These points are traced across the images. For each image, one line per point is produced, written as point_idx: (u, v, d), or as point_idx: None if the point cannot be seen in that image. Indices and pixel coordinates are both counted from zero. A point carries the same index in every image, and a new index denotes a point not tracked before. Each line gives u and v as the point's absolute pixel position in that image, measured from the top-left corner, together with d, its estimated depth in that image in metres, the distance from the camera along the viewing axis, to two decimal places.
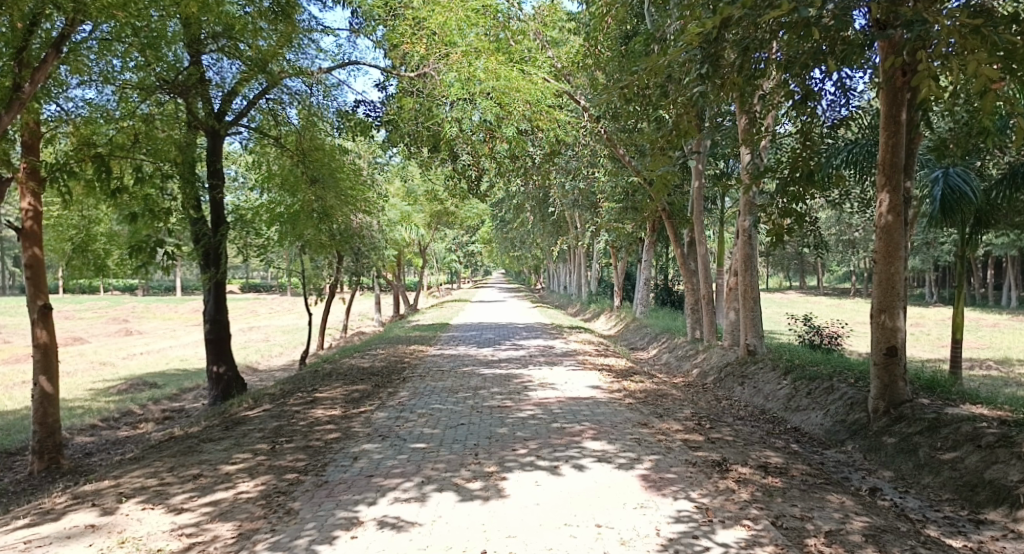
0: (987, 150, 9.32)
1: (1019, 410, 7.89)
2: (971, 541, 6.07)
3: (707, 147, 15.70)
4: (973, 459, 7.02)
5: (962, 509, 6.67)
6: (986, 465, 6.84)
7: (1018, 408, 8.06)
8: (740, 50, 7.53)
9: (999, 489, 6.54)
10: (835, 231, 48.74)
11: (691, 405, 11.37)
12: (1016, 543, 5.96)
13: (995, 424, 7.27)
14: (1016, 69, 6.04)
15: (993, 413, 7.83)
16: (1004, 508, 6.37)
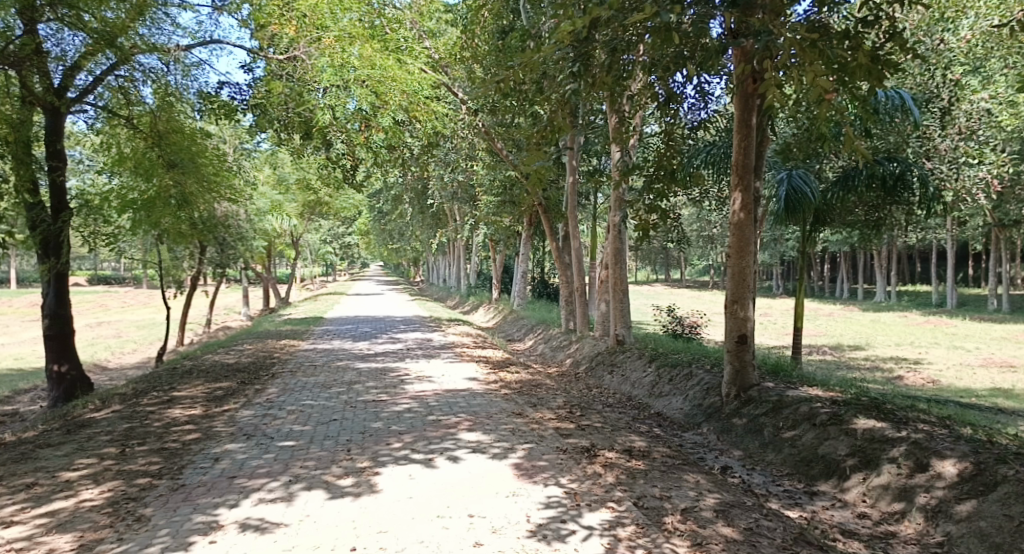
0: (825, 154, 10.14)
1: (848, 391, 8.71)
2: (806, 511, 6.63)
3: (580, 144, 16.17)
4: (808, 436, 7.67)
5: (799, 483, 7.27)
6: (820, 441, 7.49)
7: (848, 390, 8.88)
8: (609, 50, 7.85)
9: (830, 462, 7.20)
10: (697, 227, 51.63)
11: (564, 394, 11.69)
12: (842, 511, 6.58)
13: (828, 404, 7.97)
14: (848, 82, 6.67)
15: (826, 394, 8.58)
16: (834, 479, 7.02)
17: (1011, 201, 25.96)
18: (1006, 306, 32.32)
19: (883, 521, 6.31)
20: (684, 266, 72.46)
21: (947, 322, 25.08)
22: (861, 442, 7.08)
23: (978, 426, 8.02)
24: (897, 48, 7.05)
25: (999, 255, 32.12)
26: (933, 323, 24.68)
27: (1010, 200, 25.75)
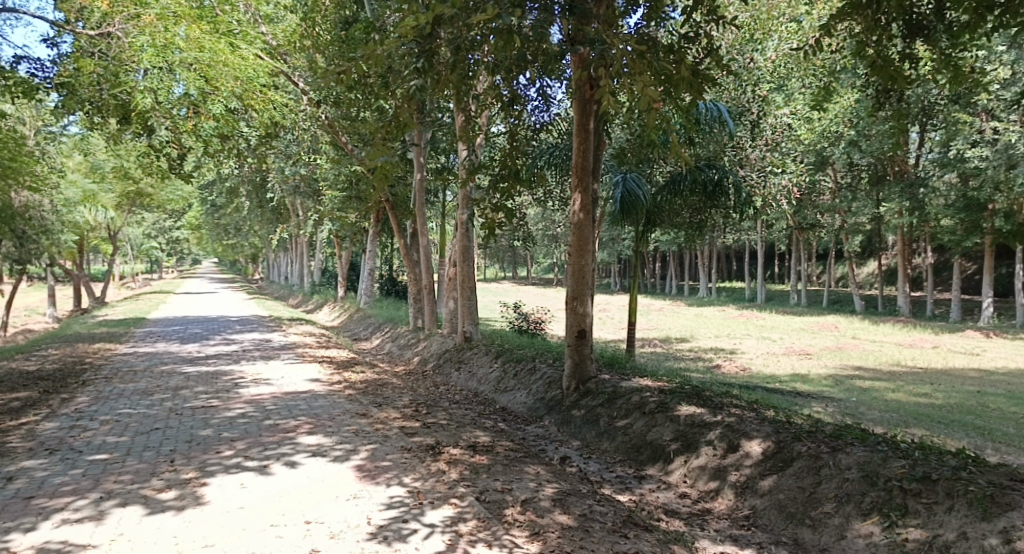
0: (655, 160, 10.81)
1: (674, 381, 9.37)
2: (635, 494, 7.06)
3: (427, 141, 16.16)
4: (638, 424, 8.16)
5: (629, 468, 7.72)
6: (648, 428, 8.00)
7: (673, 380, 9.54)
8: (453, 48, 7.81)
9: (657, 448, 7.70)
10: (542, 227, 53.17)
11: (409, 392, 11.64)
12: (667, 493, 7.06)
13: (656, 393, 8.53)
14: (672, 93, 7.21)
15: (655, 384, 9.17)
16: (660, 463, 7.53)
17: (813, 206, 28.90)
18: (808, 300, 35.98)
19: (701, 499, 6.87)
20: (531, 264, 74.37)
21: (761, 315, 27.53)
22: (684, 427, 7.65)
23: (782, 409, 8.90)
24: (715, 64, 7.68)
25: (804, 254, 35.70)
26: (748, 317, 26.98)
27: (812, 205, 28.68)
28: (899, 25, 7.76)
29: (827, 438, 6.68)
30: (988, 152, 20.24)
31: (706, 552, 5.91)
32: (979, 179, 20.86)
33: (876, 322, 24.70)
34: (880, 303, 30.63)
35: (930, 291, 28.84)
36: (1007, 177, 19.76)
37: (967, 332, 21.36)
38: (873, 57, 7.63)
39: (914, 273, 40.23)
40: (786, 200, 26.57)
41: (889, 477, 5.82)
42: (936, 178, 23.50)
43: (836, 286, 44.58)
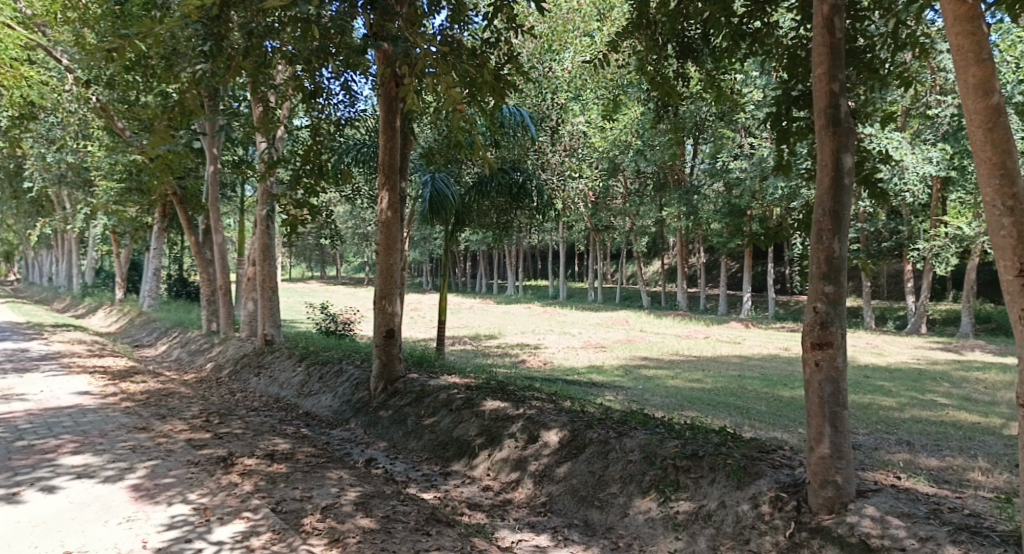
0: (462, 160, 11.11)
1: (480, 378, 9.75)
2: (440, 491, 7.24)
3: (221, 132, 15.31)
4: (445, 421, 8.40)
5: (436, 466, 7.92)
6: (455, 425, 8.26)
7: (480, 377, 9.94)
8: (246, 33, 7.48)
9: (462, 444, 7.98)
10: (351, 225, 52.15)
11: (200, 401, 10.96)
12: (471, 487, 7.33)
13: (463, 390, 8.84)
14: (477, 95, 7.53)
15: (462, 381, 9.49)
16: (465, 459, 7.81)
17: (605, 209, 30.81)
18: (603, 297, 38.37)
19: (502, 490, 7.20)
20: (341, 263, 72.66)
21: (559, 312, 28.94)
22: (488, 422, 7.98)
23: (577, 399, 9.51)
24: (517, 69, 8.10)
25: (598, 254, 37.96)
26: (552, 313, 28.21)
27: (604, 208, 30.58)
28: (673, 46, 8.63)
29: (614, 424, 7.26)
30: (748, 164, 22.75)
31: (505, 541, 6.21)
32: (740, 188, 23.37)
33: (659, 316, 26.89)
34: (663, 298, 33.32)
35: (704, 287, 31.89)
36: (761, 187, 22.37)
37: (733, 323, 23.89)
38: (652, 74, 8.46)
39: (691, 271, 44.28)
40: (580, 203, 28.10)
41: (665, 456, 6.45)
42: (708, 187, 26.00)
43: (627, 282, 48.09)
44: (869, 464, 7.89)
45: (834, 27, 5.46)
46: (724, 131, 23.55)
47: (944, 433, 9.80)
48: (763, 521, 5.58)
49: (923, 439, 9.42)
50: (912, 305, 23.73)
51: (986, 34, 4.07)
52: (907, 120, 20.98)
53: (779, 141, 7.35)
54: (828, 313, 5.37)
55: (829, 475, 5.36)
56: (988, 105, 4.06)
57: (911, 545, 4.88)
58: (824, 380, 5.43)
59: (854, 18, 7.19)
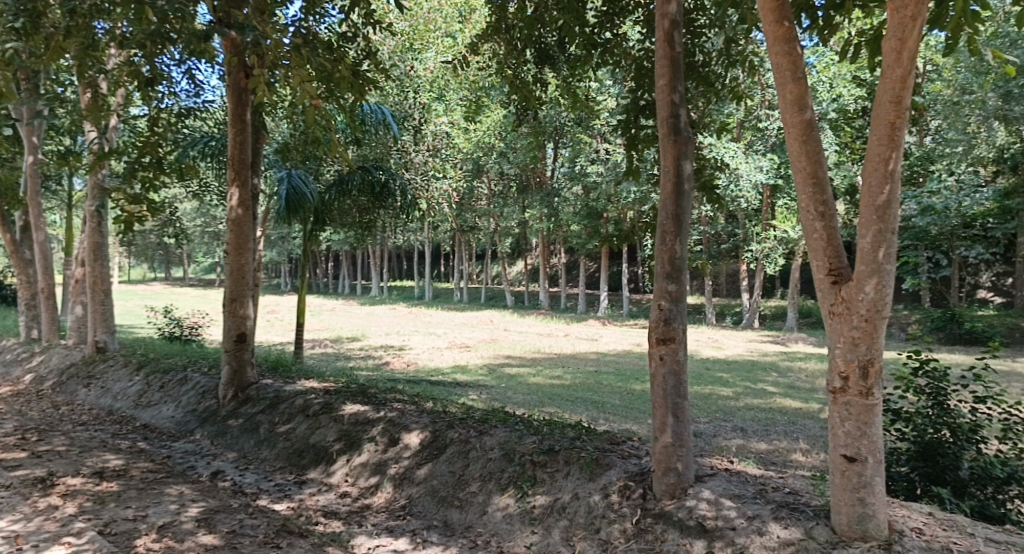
0: (321, 157, 10.83)
1: (340, 381, 9.58)
2: (294, 501, 7.03)
3: (46, 118, 13.91)
4: (301, 428, 8.17)
5: (290, 474, 7.68)
6: (311, 431, 8.05)
7: (340, 380, 9.76)
8: (67, 12, 6.96)
9: (319, 450, 7.80)
10: (200, 223, 49.12)
11: (16, 417, 9.88)
12: (327, 494, 7.18)
13: (321, 395, 8.65)
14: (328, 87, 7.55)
15: (320, 386, 9.28)
16: (322, 465, 7.64)
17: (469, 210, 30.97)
18: (469, 297, 38.58)
19: (361, 496, 7.10)
20: (184, 263, 68.13)
21: (422, 312, 28.83)
22: (347, 427, 7.85)
23: (438, 399, 9.56)
24: (374, 65, 8.08)
25: (461, 254, 38.07)
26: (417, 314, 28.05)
27: (468, 209, 30.79)
28: (531, 51, 8.88)
29: (475, 424, 7.37)
30: (603, 169, 23.82)
31: (361, 547, 6.12)
32: (596, 192, 24.36)
33: (521, 315, 27.44)
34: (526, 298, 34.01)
35: (563, 286, 32.85)
36: (615, 191, 23.47)
37: (589, 321, 24.86)
38: (512, 77, 8.66)
39: (552, 271, 45.40)
40: (446, 204, 28.20)
41: (523, 453, 6.63)
42: (566, 189, 26.84)
43: (491, 282, 48.54)
44: (708, 450, 8.52)
45: (674, 42, 5.84)
46: (581, 137, 24.50)
47: (772, 419, 10.76)
48: (612, 510, 5.85)
49: (754, 425, 10.31)
50: (746, 302, 25.82)
51: (799, 58, 4.82)
52: (741, 132, 22.84)
53: (628, 147, 7.74)
54: (671, 310, 5.72)
55: (670, 463, 5.70)
56: (802, 119, 4.78)
57: (740, 524, 5.28)
58: (667, 373, 5.76)
59: (693, 34, 7.74)
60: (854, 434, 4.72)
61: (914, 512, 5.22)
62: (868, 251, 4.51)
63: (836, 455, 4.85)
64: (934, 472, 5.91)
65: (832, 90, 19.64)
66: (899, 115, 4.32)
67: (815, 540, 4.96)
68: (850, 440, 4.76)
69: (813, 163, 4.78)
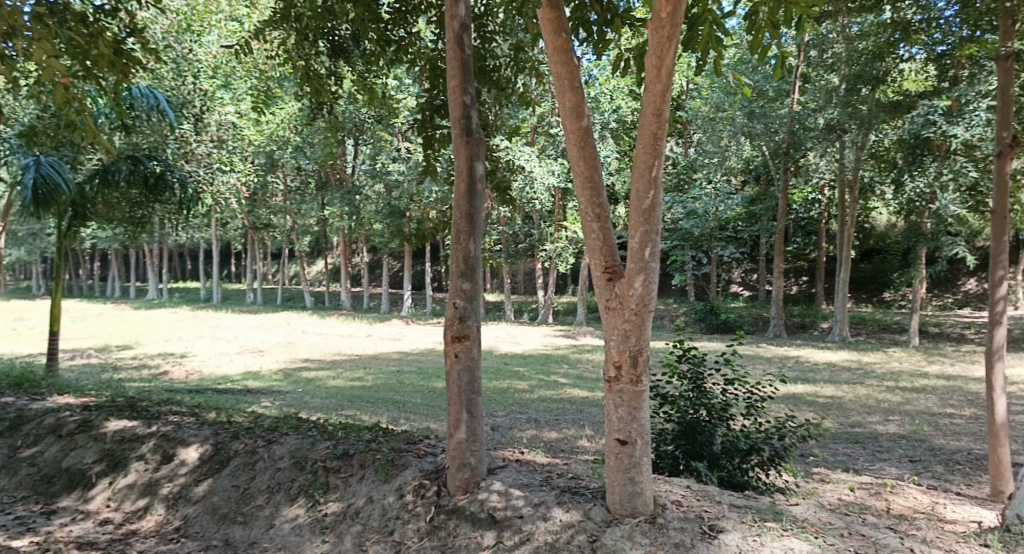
0: (80, 144, 9.53)
1: (103, 395, 8.51)
2: (41, 534, 6.07)
3: None
4: (52, 451, 7.15)
5: (36, 504, 6.68)
6: (65, 454, 7.07)
7: (101, 395, 8.66)
8: None
9: (73, 475, 6.88)
10: None
11: None
12: (83, 523, 6.32)
13: (77, 412, 7.64)
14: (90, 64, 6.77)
15: (78, 401, 8.18)
16: (77, 491, 6.75)
17: (263, 206, 29.30)
18: (264, 299, 36.63)
19: (126, 522, 6.35)
20: None
21: (209, 315, 26.78)
22: (109, 445, 6.99)
23: (220, 409, 8.83)
24: (139, 44, 7.25)
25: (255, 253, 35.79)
26: (204, 317, 26.05)
27: (262, 205, 29.14)
28: (324, 43, 8.42)
29: (263, 433, 6.87)
30: (405, 168, 24.20)
31: None
32: (399, 190, 24.29)
33: (320, 316, 26.47)
34: (326, 298, 32.92)
35: (366, 287, 32.10)
36: (418, 190, 23.54)
37: (391, 321, 24.61)
38: (304, 69, 8.14)
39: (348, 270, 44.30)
40: (237, 202, 26.54)
41: (315, 460, 6.19)
42: (368, 188, 26.29)
43: (287, 283, 46.34)
44: (502, 442, 8.74)
45: (464, 43, 5.71)
46: (382, 134, 24.34)
47: (562, 408, 11.36)
48: (406, 511, 5.51)
49: (546, 416, 10.79)
50: (541, 298, 27.08)
51: (577, 69, 4.99)
52: (535, 137, 23.98)
53: (425, 146, 7.52)
54: (466, 308, 5.53)
55: (464, 458, 5.43)
56: (579, 126, 4.94)
57: (527, 512, 5.12)
58: (461, 370, 5.54)
59: (483, 38, 7.70)
60: (626, 418, 4.78)
61: (673, 487, 5.34)
62: (636, 251, 4.69)
63: (610, 439, 4.86)
64: (694, 447, 6.36)
65: (610, 101, 21.86)
66: (660, 128, 4.54)
67: (592, 520, 4.91)
68: (623, 425, 4.81)
69: (590, 167, 4.94)
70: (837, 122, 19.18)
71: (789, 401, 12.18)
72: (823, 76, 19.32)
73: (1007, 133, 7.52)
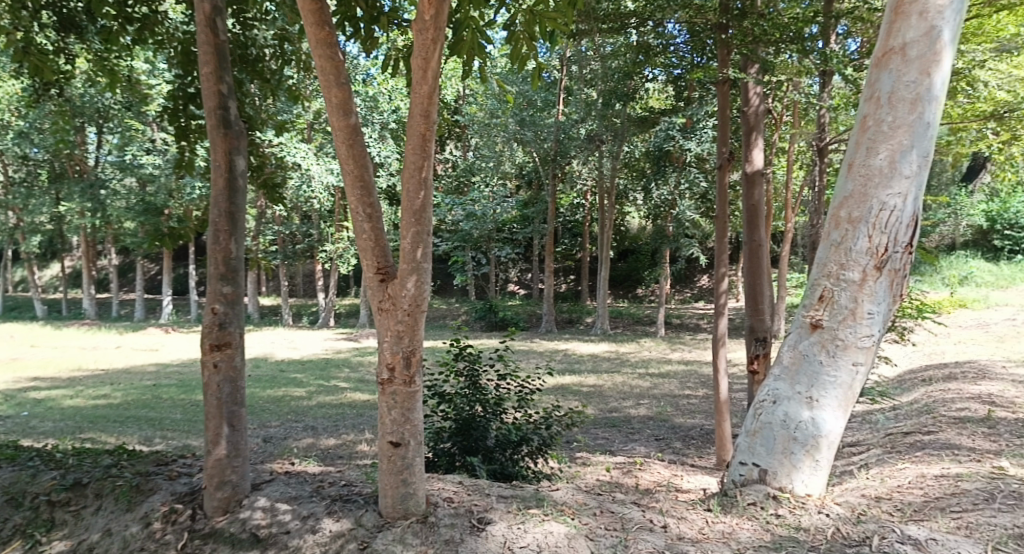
0: None
1: None
2: None
3: None
4: None
5: None
6: None
7: None
8: None
9: None
10: None
11: None
12: None
13: None
14: None
15: None
16: None
17: None
18: None
19: None
20: None
21: None
22: None
23: None
24: None
25: None
26: None
27: None
28: (50, 14, 7.50)
29: None
30: (160, 161, 22.52)
31: None
32: (154, 185, 22.63)
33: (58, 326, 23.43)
34: (65, 307, 29.18)
35: (114, 293, 28.17)
36: (178, 185, 22.20)
37: (146, 330, 22.48)
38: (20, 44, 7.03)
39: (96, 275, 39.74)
40: None
41: (36, 493, 5.50)
42: (117, 181, 23.71)
43: (16, 291, 40.42)
44: (272, 454, 8.36)
45: (217, 28, 5.23)
46: (132, 123, 22.07)
47: (341, 414, 11.13)
48: (153, 540, 5.01)
49: (324, 423, 10.51)
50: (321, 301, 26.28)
51: (343, 64, 4.32)
52: (312, 133, 23.12)
53: (177, 138, 6.96)
54: (226, 314, 5.11)
55: (224, 476, 5.03)
56: (346, 124, 4.33)
57: (294, 526, 4.77)
58: (222, 381, 5.12)
59: (242, 25, 7.02)
60: (399, 420, 4.47)
61: (446, 485, 5.22)
62: (408, 251, 4.28)
63: (382, 442, 4.55)
64: (468, 442, 6.51)
65: (391, 101, 21.88)
66: (428, 128, 4.18)
67: (364, 527, 4.65)
68: (396, 427, 4.50)
69: (360, 166, 4.38)
70: (596, 133, 20.87)
71: (557, 392, 12.97)
72: (584, 90, 20.87)
73: (726, 149, 8.69)
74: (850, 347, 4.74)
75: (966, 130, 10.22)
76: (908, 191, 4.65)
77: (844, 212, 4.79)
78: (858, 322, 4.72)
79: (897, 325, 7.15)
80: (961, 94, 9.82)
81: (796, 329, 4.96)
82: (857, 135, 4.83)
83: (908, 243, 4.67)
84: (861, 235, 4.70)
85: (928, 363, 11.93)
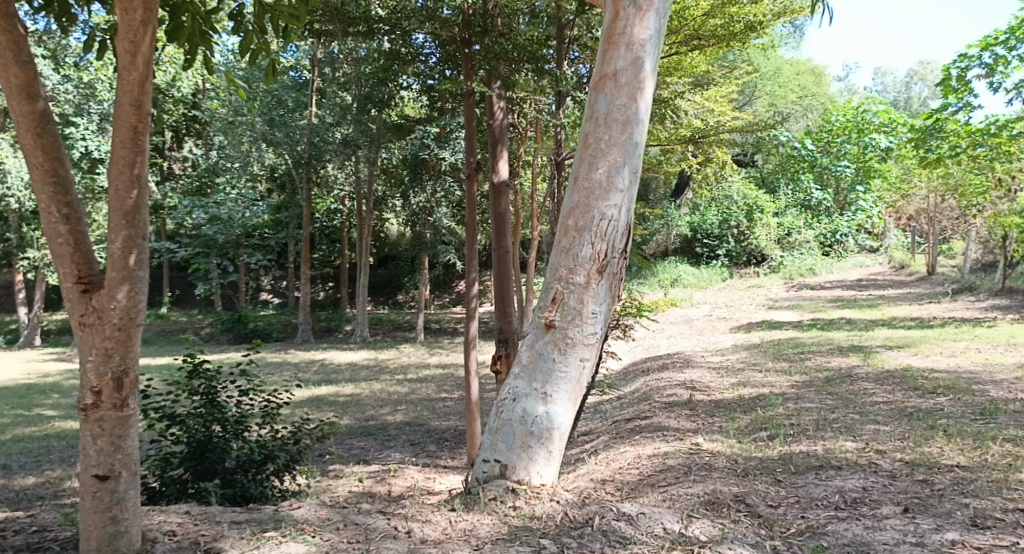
0: None
1: None
2: None
3: None
4: None
5: None
6: None
7: None
8: None
9: None
10: None
11: None
12: None
13: None
14: None
15: None
16: None
17: None
18: None
19: None
20: None
21: None
22: None
23: None
24: None
25: None
26: None
27: None
28: None
29: None
30: None
31: None
32: None
33: None
34: None
35: None
36: None
37: None
38: None
39: None
40: None
41: None
42: None
43: None
44: None
45: None
46: None
47: (47, 447, 9.77)
48: None
49: (23, 459, 9.15)
50: (26, 318, 22.79)
51: (24, 39, 3.65)
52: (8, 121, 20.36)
53: None
54: None
55: None
56: (33, 110, 3.62)
57: None
58: None
59: None
60: (107, 450, 3.81)
61: (169, 516, 4.63)
62: (116, 256, 3.70)
63: (85, 476, 3.86)
64: (204, 466, 5.98)
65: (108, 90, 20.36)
66: (141, 121, 3.69)
67: None
68: (102, 458, 3.83)
69: (53, 159, 3.66)
70: (351, 138, 20.64)
71: (309, 403, 12.56)
72: (337, 93, 20.78)
73: (474, 159, 8.98)
74: (578, 345, 5.15)
75: (673, 152, 11.69)
76: (622, 203, 5.16)
77: (572, 221, 5.19)
78: (585, 321, 5.14)
79: (619, 322, 7.88)
80: (669, 121, 11.45)
81: (533, 329, 5.28)
82: (580, 151, 5.27)
83: (623, 249, 5.19)
84: (586, 242, 5.12)
85: (647, 356, 13.43)
